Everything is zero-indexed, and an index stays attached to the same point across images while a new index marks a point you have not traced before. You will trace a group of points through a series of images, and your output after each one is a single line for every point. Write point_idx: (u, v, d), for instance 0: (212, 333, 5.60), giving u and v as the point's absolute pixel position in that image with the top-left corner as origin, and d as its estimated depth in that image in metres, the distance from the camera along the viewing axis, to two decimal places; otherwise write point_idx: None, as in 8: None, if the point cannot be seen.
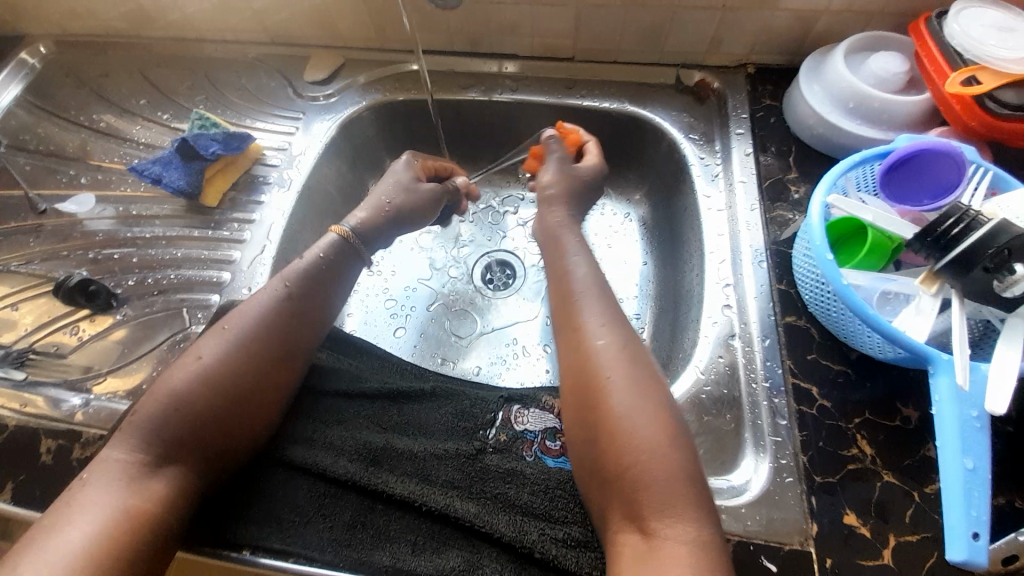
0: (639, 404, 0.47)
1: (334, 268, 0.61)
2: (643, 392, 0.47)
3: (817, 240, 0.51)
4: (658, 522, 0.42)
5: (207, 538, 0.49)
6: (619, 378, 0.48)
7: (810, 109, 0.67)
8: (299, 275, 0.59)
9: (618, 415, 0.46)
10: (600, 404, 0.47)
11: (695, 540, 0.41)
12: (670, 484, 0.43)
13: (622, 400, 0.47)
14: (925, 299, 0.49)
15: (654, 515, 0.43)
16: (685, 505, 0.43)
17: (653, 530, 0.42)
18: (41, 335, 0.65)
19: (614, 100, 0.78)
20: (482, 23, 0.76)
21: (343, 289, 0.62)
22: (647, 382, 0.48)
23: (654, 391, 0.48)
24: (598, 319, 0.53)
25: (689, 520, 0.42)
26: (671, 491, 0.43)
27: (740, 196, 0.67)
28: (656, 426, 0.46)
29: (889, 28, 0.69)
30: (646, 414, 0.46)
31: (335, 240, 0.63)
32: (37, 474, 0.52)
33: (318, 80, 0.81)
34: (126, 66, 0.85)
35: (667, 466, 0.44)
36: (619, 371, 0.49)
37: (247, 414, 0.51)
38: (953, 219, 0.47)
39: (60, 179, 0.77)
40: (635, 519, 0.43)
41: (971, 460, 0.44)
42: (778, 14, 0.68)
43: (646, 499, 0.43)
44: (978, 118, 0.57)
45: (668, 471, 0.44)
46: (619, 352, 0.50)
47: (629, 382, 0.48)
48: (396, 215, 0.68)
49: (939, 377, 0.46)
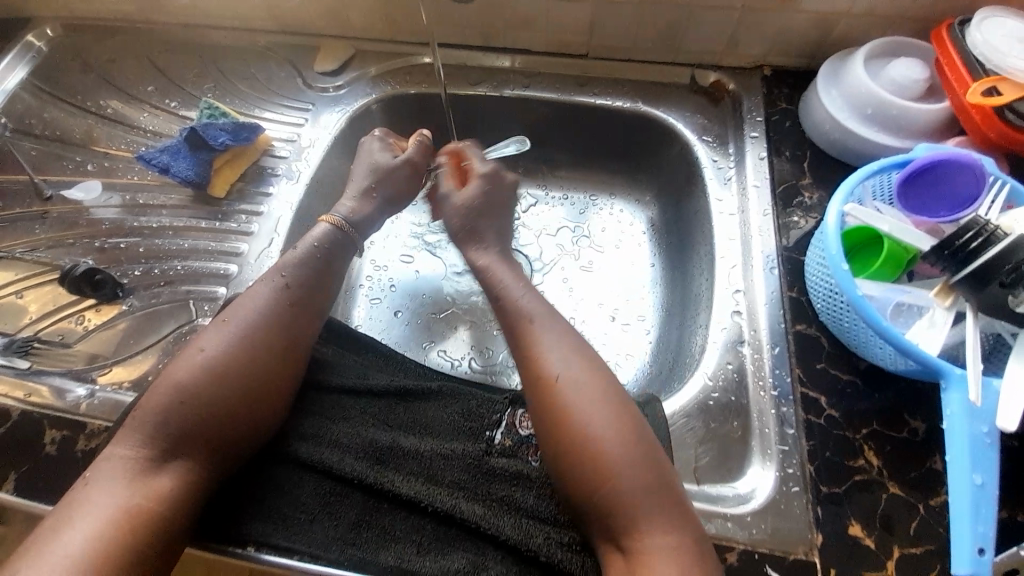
0: (603, 426, 0.47)
1: (334, 257, 0.62)
2: (607, 411, 0.48)
3: (833, 249, 0.51)
4: (632, 539, 0.44)
5: (213, 531, 0.49)
6: (582, 401, 0.48)
7: (827, 115, 0.66)
8: (307, 270, 0.59)
9: (581, 439, 0.47)
10: (564, 428, 0.48)
11: (671, 553, 0.43)
12: (642, 501, 0.45)
13: (586, 422, 0.47)
14: (939, 312, 0.49)
15: (628, 533, 0.44)
16: (659, 521, 0.44)
17: (629, 547, 0.44)
18: (47, 323, 0.65)
19: (627, 99, 0.77)
20: (495, 17, 0.75)
21: (339, 275, 0.62)
22: (609, 401, 0.49)
23: (618, 411, 0.48)
24: (554, 342, 0.53)
25: (664, 535, 0.44)
26: (642, 509, 0.44)
27: (753, 201, 0.67)
28: (621, 447, 0.46)
29: (909, 33, 0.68)
30: (611, 434, 0.47)
31: (327, 229, 0.63)
32: (42, 464, 0.52)
33: (328, 71, 0.80)
34: (134, 52, 0.84)
35: (636, 485, 0.45)
36: (581, 393, 0.49)
37: (253, 408, 0.51)
38: (970, 232, 0.47)
39: (66, 166, 0.77)
40: (613, 536, 0.45)
41: (980, 476, 0.44)
42: (797, 17, 0.67)
43: (620, 518, 0.45)
44: (997, 130, 0.56)
45: (638, 490, 0.45)
46: (578, 375, 0.50)
47: (592, 404, 0.48)
48: (386, 197, 0.69)
49: (950, 391, 0.46)
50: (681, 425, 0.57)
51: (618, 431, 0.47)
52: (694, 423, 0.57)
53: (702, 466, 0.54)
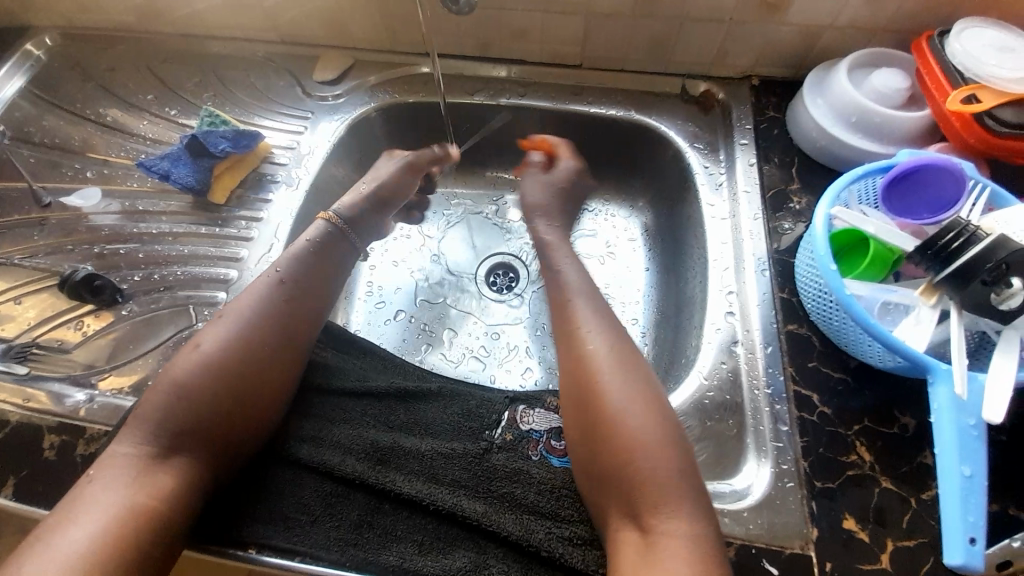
0: (633, 407, 0.48)
1: (333, 259, 0.63)
2: (638, 391, 0.49)
3: (822, 250, 0.52)
4: (653, 518, 0.44)
5: (211, 536, 0.48)
6: (616, 381, 0.50)
7: (813, 123, 0.68)
8: (301, 271, 0.59)
9: (612, 417, 0.48)
10: (597, 408, 0.49)
11: (688, 532, 0.43)
12: (664, 480, 0.45)
13: (619, 401, 0.49)
14: (925, 310, 0.50)
15: (648, 512, 0.45)
16: (679, 503, 0.44)
17: (649, 526, 0.44)
18: (44, 329, 0.64)
19: (620, 108, 0.79)
20: (492, 29, 0.77)
21: (335, 270, 0.63)
22: (642, 383, 0.50)
23: (648, 393, 0.49)
24: (593, 326, 0.55)
25: (683, 516, 0.44)
26: (662, 488, 0.45)
27: (743, 205, 0.69)
28: (649, 425, 0.47)
29: (890, 44, 0.70)
30: (641, 414, 0.48)
31: (325, 225, 0.64)
32: (41, 470, 0.52)
33: (328, 80, 0.82)
34: (134, 61, 0.85)
35: (661, 464, 0.46)
36: (615, 374, 0.50)
37: (249, 407, 0.51)
38: (953, 232, 0.49)
39: (65, 173, 0.77)
40: (632, 516, 0.45)
41: (968, 467, 0.46)
42: (783, 29, 0.70)
43: (643, 496, 0.45)
44: (976, 135, 0.59)
45: (663, 470, 0.46)
46: (615, 356, 0.52)
47: (626, 385, 0.50)
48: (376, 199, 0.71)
49: (938, 386, 0.47)
50: None
51: (646, 413, 0.48)
52: (691, 422, 0.57)
53: (699, 463, 0.55)
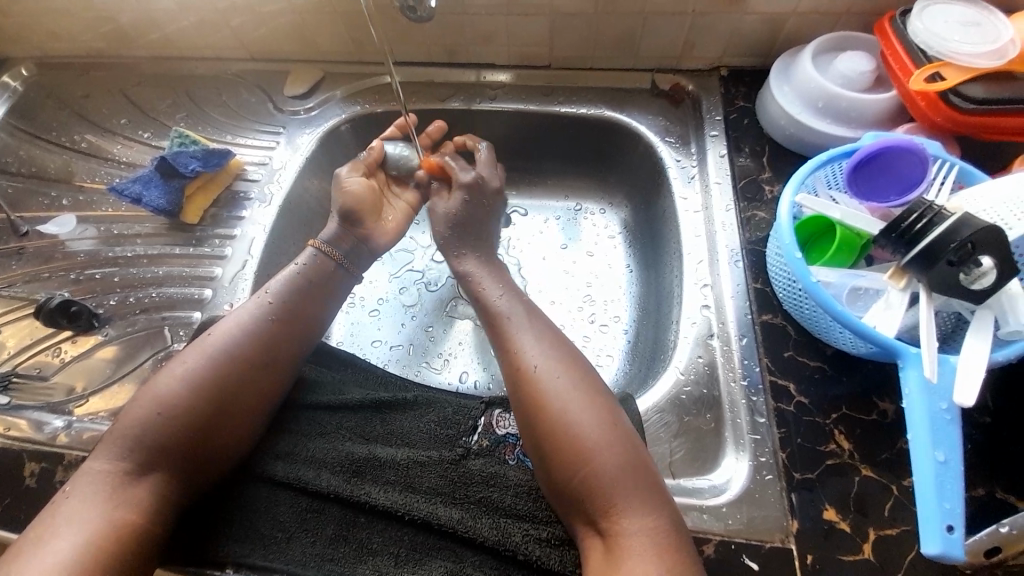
0: (582, 411, 0.48)
1: (318, 286, 0.60)
2: (586, 395, 0.50)
3: (786, 239, 0.52)
4: (610, 520, 0.45)
5: (187, 557, 0.49)
6: (564, 386, 0.50)
7: (782, 111, 0.68)
8: (289, 291, 0.58)
9: (560, 422, 0.48)
10: (544, 413, 0.49)
11: (644, 529, 0.43)
12: (619, 481, 0.45)
13: (566, 404, 0.49)
14: (894, 294, 0.50)
15: (605, 513, 0.45)
16: (632, 501, 0.45)
17: (607, 529, 0.45)
18: (24, 357, 0.65)
19: (591, 106, 0.79)
20: (457, 34, 0.77)
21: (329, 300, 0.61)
22: (590, 386, 0.51)
23: (598, 397, 0.49)
24: (537, 336, 0.54)
25: (639, 514, 0.44)
26: (617, 490, 0.45)
27: (716, 197, 0.68)
28: (599, 425, 0.48)
29: (856, 27, 0.70)
30: (586, 418, 0.48)
31: (313, 253, 0.62)
32: (19, 499, 0.52)
33: (299, 93, 0.82)
34: (108, 85, 0.86)
35: (613, 464, 0.46)
36: (561, 382, 0.50)
37: (212, 438, 0.50)
38: (916, 213, 0.48)
39: (42, 201, 0.78)
40: (591, 520, 0.46)
41: (943, 452, 0.45)
42: (745, 18, 0.70)
43: (597, 499, 0.45)
44: (943, 114, 0.58)
45: (615, 469, 0.46)
46: (561, 362, 0.52)
47: (572, 389, 0.50)
48: (359, 213, 0.67)
49: (908, 370, 0.47)
50: (655, 421, 0.57)
51: (595, 414, 0.48)
52: (669, 418, 0.57)
53: (677, 460, 0.54)
